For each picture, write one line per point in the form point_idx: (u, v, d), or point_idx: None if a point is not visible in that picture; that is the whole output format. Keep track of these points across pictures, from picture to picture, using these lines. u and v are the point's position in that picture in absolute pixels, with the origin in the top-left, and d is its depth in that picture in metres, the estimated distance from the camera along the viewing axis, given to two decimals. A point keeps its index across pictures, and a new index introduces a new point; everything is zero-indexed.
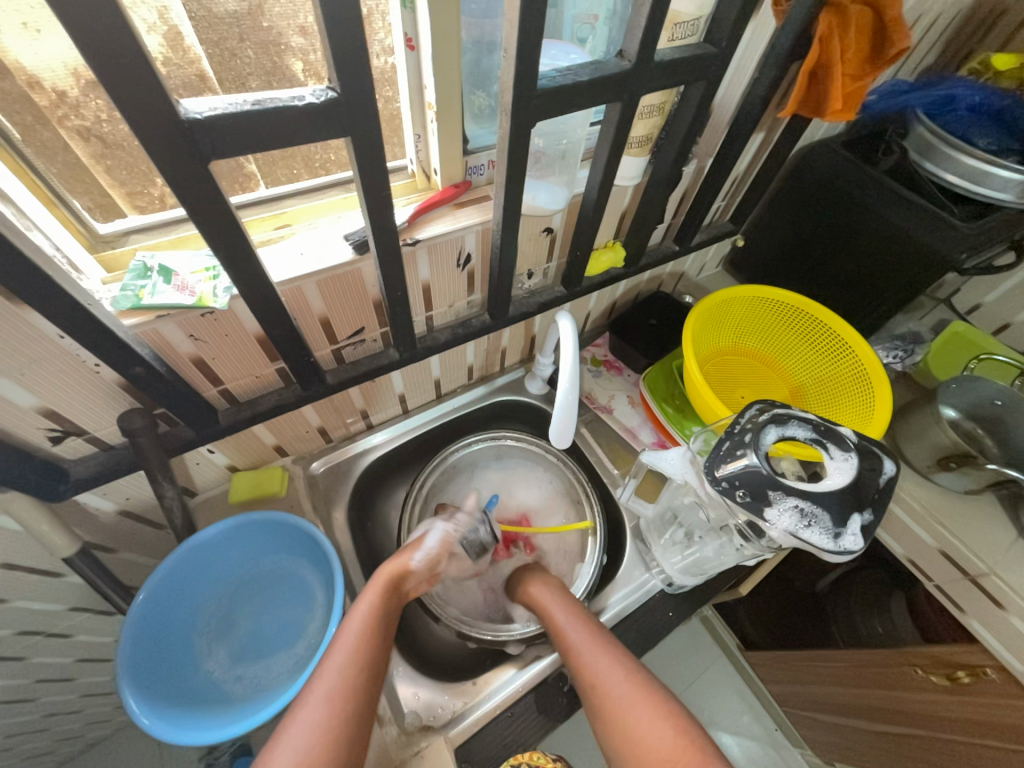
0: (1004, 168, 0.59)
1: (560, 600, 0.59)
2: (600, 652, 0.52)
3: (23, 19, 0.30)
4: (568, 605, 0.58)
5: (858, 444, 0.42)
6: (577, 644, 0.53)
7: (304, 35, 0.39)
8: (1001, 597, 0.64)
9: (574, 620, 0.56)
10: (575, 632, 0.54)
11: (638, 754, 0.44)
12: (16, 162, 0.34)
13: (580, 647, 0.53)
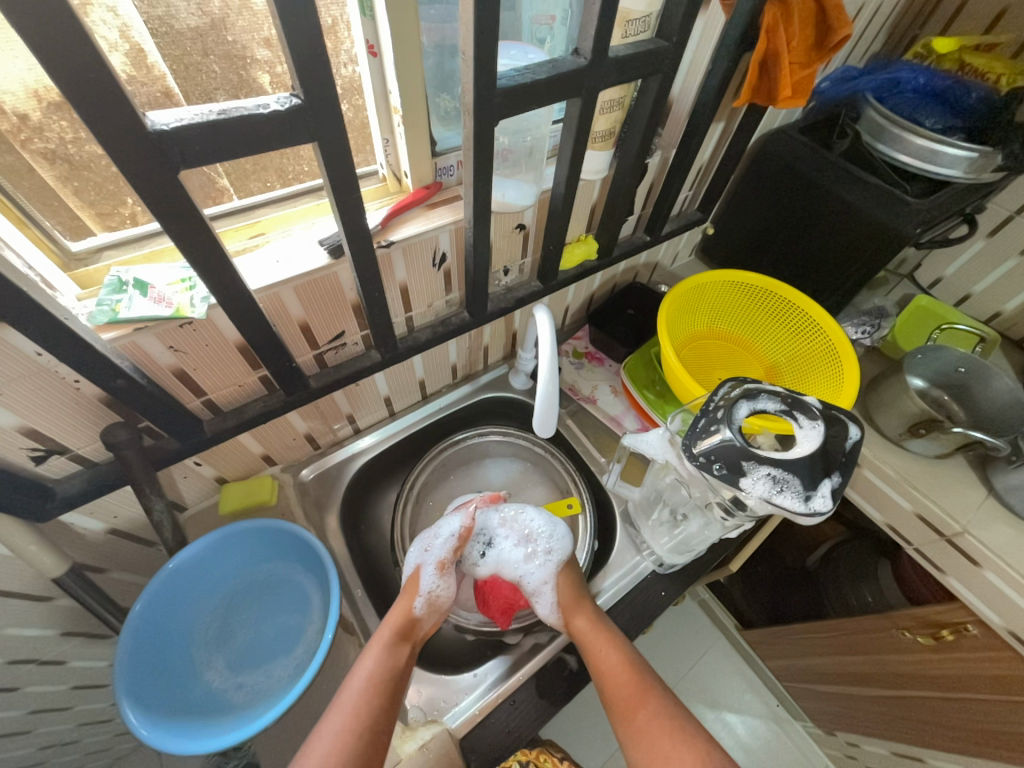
0: (952, 145, 0.62)
1: (606, 630, 0.57)
2: (647, 694, 0.53)
3: None
4: (614, 638, 0.56)
5: (823, 412, 0.44)
6: (621, 682, 0.53)
7: (270, 46, 0.40)
8: (975, 554, 0.67)
9: (621, 654, 0.55)
10: (619, 670, 0.54)
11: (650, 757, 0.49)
12: None
13: (627, 689, 0.53)
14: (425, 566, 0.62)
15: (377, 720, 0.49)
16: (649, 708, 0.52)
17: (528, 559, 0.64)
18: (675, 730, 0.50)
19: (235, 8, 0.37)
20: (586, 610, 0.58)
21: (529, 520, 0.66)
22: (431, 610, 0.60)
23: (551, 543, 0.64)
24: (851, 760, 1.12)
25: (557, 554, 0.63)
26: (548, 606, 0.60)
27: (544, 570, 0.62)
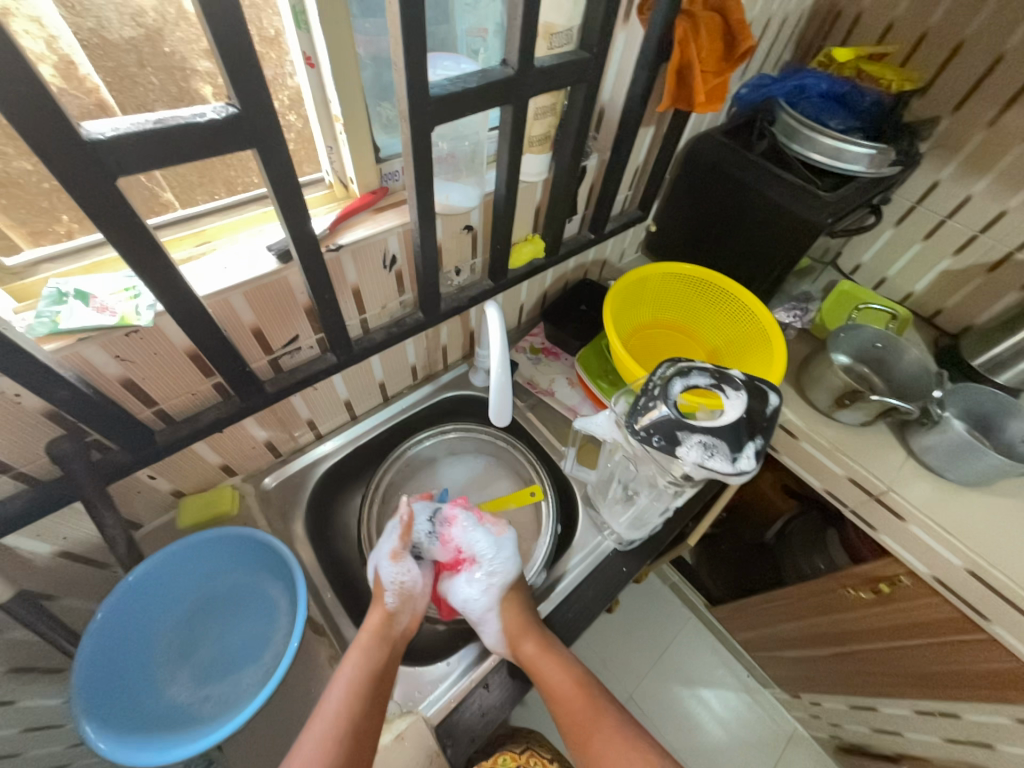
0: (854, 145, 0.69)
1: (554, 651, 0.57)
2: (598, 711, 0.56)
3: None
4: (562, 659, 0.57)
5: (746, 383, 0.49)
6: (575, 704, 0.56)
7: (209, 58, 0.42)
8: (900, 510, 0.75)
9: (569, 677, 0.56)
10: (571, 692, 0.56)
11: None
12: None
13: (578, 707, 0.56)
14: (380, 565, 0.63)
15: (359, 726, 0.49)
16: (603, 728, 0.54)
17: (474, 584, 0.63)
18: (628, 744, 0.53)
19: (172, 20, 0.38)
20: (531, 639, 0.58)
21: (471, 541, 0.65)
22: (403, 600, 0.62)
23: (493, 567, 0.63)
24: (815, 719, 1.19)
25: (500, 577, 0.63)
26: (492, 632, 0.60)
27: (486, 596, 0.62)
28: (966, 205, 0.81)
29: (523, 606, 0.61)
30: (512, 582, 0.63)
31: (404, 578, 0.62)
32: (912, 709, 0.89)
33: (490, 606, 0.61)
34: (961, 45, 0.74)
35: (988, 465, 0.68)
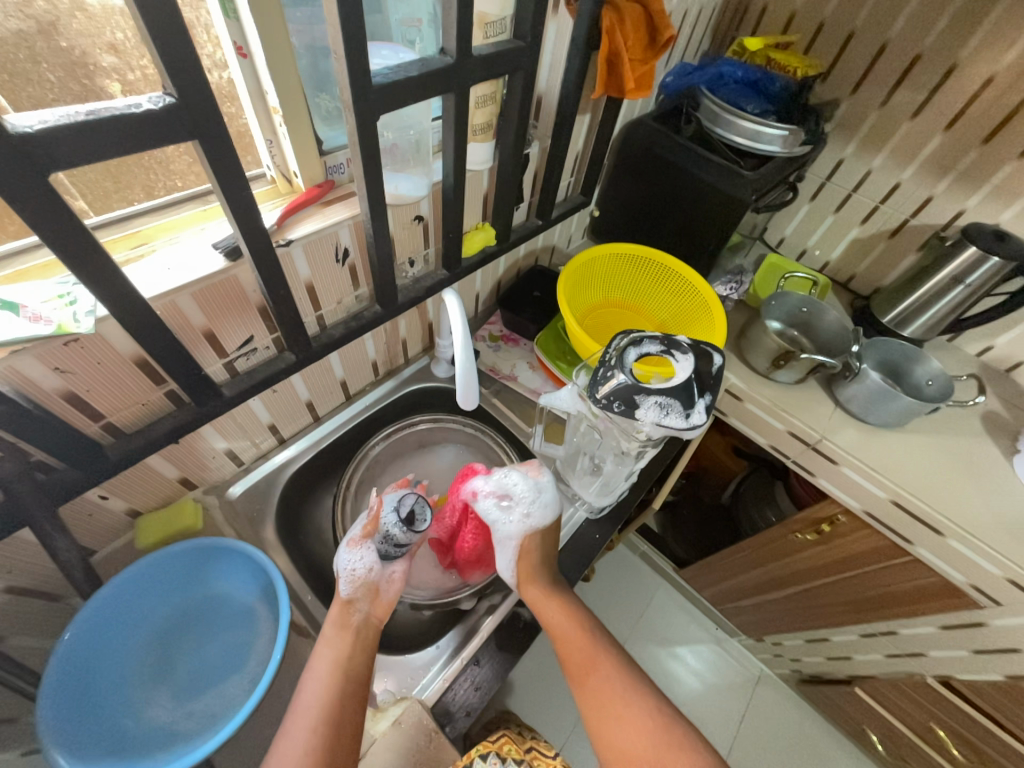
0: (771, 127, 0.76)
1: (558, 595, 0.61)
2: (599, 654, 0.58)
3: None
4: (567, 601, 0.61)
5: (692, 346, 0.53)
6: (577, 646, 0.58)
7: (114, 52, 0.40)
8: (834, 454, 0.83)
9: (573, 617, 0.60)
10: (574, 634, 0.59)
11: (603, 719, 0.54)
12: None
13: (579, 648, 0.58)
14: (339, 555, 0.62)
15: (335, 714, 0.49)
16: (601, 672, 0.56)
17: (504, 514, 0.63)
18: (624, 689, 0.55)
19: (67, 11, 0.37)
20: (539, 579, 0.61)
21: (513, 476, 0.64)
22: (361, 589, 0.60)
23: (531, 506, 0.63)
24: (777, 657, 1.29)
25: (535, 519, 0.63)
26: (506, 561, 0.62)
27: (517, 527, 0.62)
28: (867, 178, 0.91)
29: (541, 548, 0.63)
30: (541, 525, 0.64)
31: (359, 568, 0.60)
32: (858, 634, 0.99)
33: (508, 547, 0.62)
34: (852, 34, 0.82)
35: (901, 407, 0.78)
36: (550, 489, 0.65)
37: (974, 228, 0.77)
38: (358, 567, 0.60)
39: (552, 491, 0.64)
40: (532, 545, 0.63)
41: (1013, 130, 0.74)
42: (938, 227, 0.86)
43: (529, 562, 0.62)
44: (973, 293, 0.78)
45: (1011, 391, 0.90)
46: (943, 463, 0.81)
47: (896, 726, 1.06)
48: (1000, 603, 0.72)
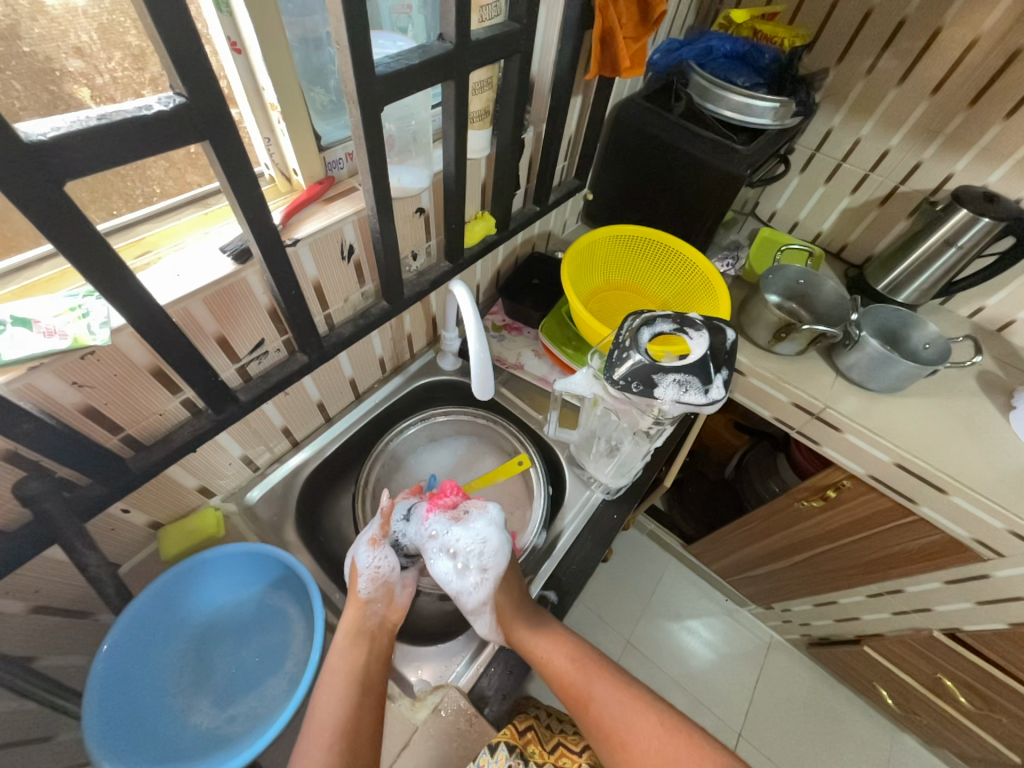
0: (761, 100, 0.76)
1: (543, 631, 0.59)
2: (595, 679, 0.59)
3: None
4: (553, 634, 0.60)
5: (706, 323, 0.53)
6: (570, 678, 0.59)
7: (81, 56, 0.38)
8: (838, 422, 0.85)
9: (562, 651, 0.59)
10: (566, 668, 0.59)
11: (610, 736, 0.55)
12: None
13: (575, 680, 0.59)
14: (357, 552, 0.63)
15: (350, 727, 0.50)
16: (600, 695, 0.58)
17: (462, 578, 0.63)
18: (626, 702, 0.57)
19: (28, 15, 0.35)
20: (520, 621, 0.59)
21: (454, 530, 0.64)
22: (377, 590, 0.61)
23: (483, 561, 0.62)
24: (787, 623, 1.33)
25: (492, 572, 0.61)
26: (488, 623, 0.60)
27: (481, 590, 0.61)
28: (856, 147, 0.91)
29: (512, 596, 0.61)
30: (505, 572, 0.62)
31: (380, 569, 0.62)
32: (865, 595, 1.02)
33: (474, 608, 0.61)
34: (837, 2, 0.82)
35: (902, 371, 0.79)
36: (496, 532, 0.64)
37: (964, 191, 0.78)
38: (373, 573, 0.61)
39: (497, 535, 0.64)
40: (501, 601, 0.60)
41: (998, 91, 0.74)
42: (928, 192, 0.87)
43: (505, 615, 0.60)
44: (965, 255, 0.79)
45: (1004, 349, 0.92)
46: (942, 423, 0.83)
47: (904, 679, 1.09)
48: (1002, 554, 0.75)
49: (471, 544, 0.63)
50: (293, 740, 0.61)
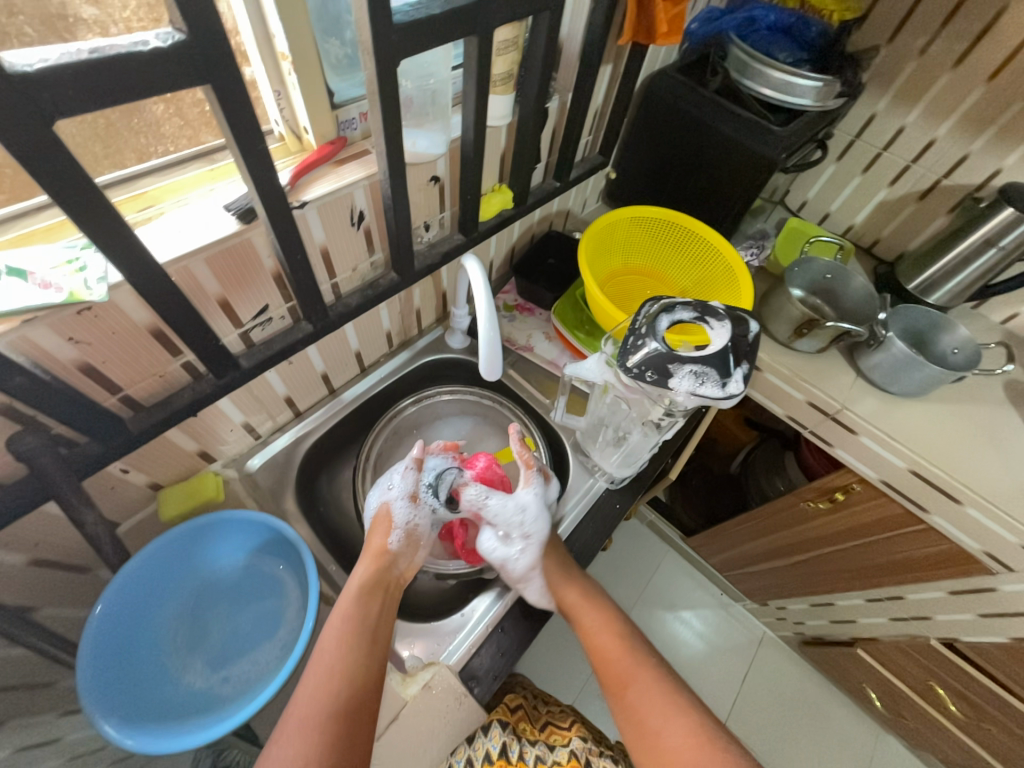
0: (802, 78, 0.70)
1: (596, 604, 0.63)
2: (636, 664, 0.58)
3: None
4: (603, 610, 0.63)
5: (728, 313, 0.51)
6: (614, 657, 0.59)
7: (95, 3, 0.35)
8: (853, 424, 0.82)
9: (608, 630, 0.62)
10: (611, 644, 0.60)
11: (640, 724, 0.53)
12: None
13: (616, 659, 0.59)
14: (394, 501, 0.65)
15: (358, 675, 0.49)
16: (639, 682, 0.56)
17: (509, 549, 0.63)
18: (663, 696, 0.54)
19: None
20: (575, 591, 0.62)
21: (491, 502, 0.64)
22: (407, 543, 0.64)
23: (526, 529, 0.63)
24: (780, 621, 1.32)
25: (536, 538, 0.63)
26: (537, 589, 0.62)
27: (527, 557, 0.62)
28: (900, 135, 0.86)
29: (557, 561, 0.64)
30: (547, 538, 0.65)
31: (413, 526, 0.65)
32: (864, 598, 1.00)
33: (531, 575, 0.62)
34: None
35: (926, 376, 0.76)
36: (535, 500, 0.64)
37: (1012, 188, 0.73)
38: (405, 532, 0.64)
39: (537, 501, 0.64)
40: (546, 561, 0.64)
41: None
42: (972, 187, 0.82)
43: (558, 580, 0.63)
44: (1006, 257, 0.74)
45: None
46: (962, 432, 0.80)
47: (895, 683, 1.09)
48: (1012, 569, 0.73)
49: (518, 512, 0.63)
50: (285, 702, 0.62)
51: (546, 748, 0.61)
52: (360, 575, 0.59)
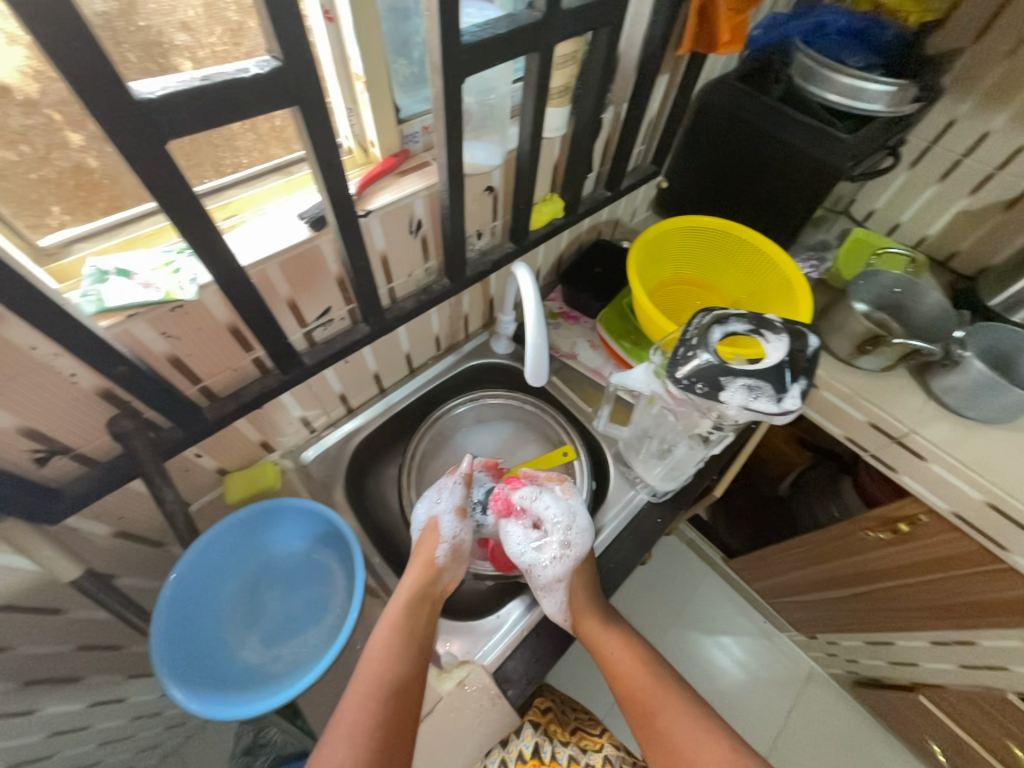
0: (872, 82, 0.66)
1: (614, 631, 0.61)
2: (662, 691, 0.57)
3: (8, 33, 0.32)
4: (621, 635, 0.61)
5: (786, 326, 0.49)
6: (638, 684, 0.58)
7: (187, 30, 0.39)
8: (922, 450, 0.76)
9: (629, 655, 0.60)
10: (633, 671, 0.59)
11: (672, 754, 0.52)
12: None
13: (640, 687, 0.58)
14: (441, 514, 0.66)
15: (404, 685, 0.51)
16: (666, 711, 0.55)
17: (540, 553, 0.62)
18: (693, 724, 0.53)
19: None
20: (593, 618, 0.60)
21: (540, 503, 0.65)
22: (452, 558, 0.64)
23: (569, 537, 0.62)
24: (831, 656, 1.24)
25: (575, 551, 0.62)
26: (556, 605, 0.61)
27: (557, 566, 0.61)
28: (983, 142, 0.80)
29: (589, 586, 0.62)
30: (584, 558, 0.62)
31: (459, 540, 0.65)
32: (929, 640, 0.93)
33: (556, 590, 0.61)
34: None
35: (1010, 401, 0.70)
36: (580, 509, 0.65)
37: None
38: (453, 544, 0.65)
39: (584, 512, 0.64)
40: (580, 585, 0.61)
41: None
42: None
43: (582, 605, 0.60)
44: None
45: None
46: None
47: (963, 738, 0.99)
48: None
49: (566, 516, 0.63)
50: (328, 685, 0.65)
51: (579, 752, 0.61)
52: (410, 584, 0.61)
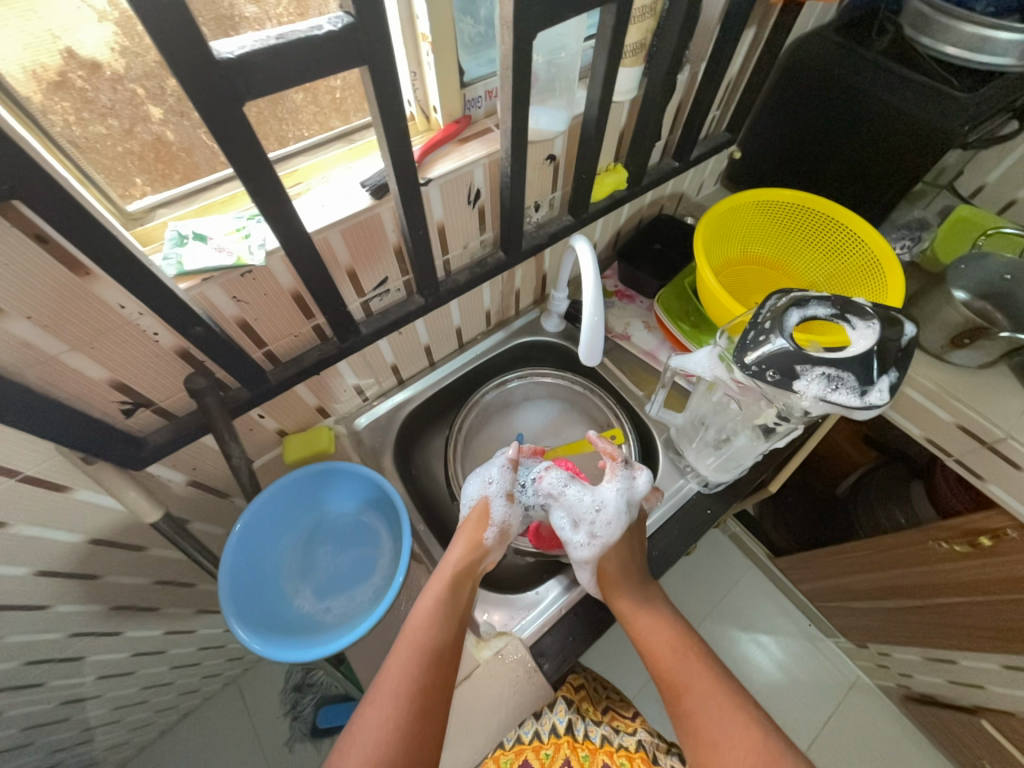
0: (1003, 30, 0.57)
1: (648, 609, 0.58)
2: (694, 672, 0.55)
3: (100, 9, 0.33)
4: (656, 612, 0.59)
5: (877, 312, 0.44)
6: (668, 662, 0.57)
7: (254, 2, 0.39)
8: (1018, 458, 0.67)
9: (662, 632, 0.58)
10: (665, 649, 0.57)
11: (700, 734, 0.51)
12: (70, 167, 0.37)
13: (671, 664, 0.56)
14: (492, 496, 0.66)
15: (442, 654, 0.53)
16: (696, 692, 0.54)
17: (574, 534, 0.63)
18: (724, 708, 0.52)
19: None
20: (626, 592, 0.59)
21: (571, 490, 0.64)
22: (499, 538, 0.65)
23: (596, 525, 0.61)
24: (882, 668, 1.17)
25: (603, 537, 0.61)
26: (587, 578, 0.62)
27: (587, 549, 0.60)
28: None
29: (623, 567, 0.60)
30: (617, 540, 0.61)
31: (506, 522, 0.65)
32: (999, 664, 0.85)
33: (585, 568, 0.61)
34: None
35: None
36: (616, 497, 0.62)
37: None
38: (500, 527, 0.65)
39: (616, 500, 0.62)
40: (614, 570, 0.60)
41: None
42: None
43: (613, 579, 0.60)
44: None
45: None
46: None
47: None
48: None
49: (597, 502, 0.62)
50: (372, 638, 0.69)
51: (612, 732, 0.62)
52: (454, 559, 0.61)
